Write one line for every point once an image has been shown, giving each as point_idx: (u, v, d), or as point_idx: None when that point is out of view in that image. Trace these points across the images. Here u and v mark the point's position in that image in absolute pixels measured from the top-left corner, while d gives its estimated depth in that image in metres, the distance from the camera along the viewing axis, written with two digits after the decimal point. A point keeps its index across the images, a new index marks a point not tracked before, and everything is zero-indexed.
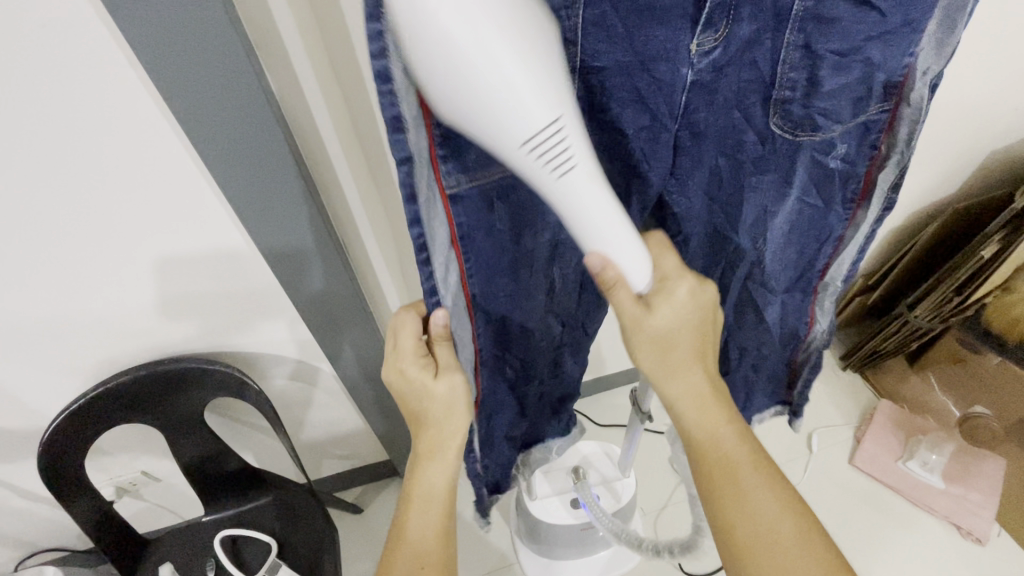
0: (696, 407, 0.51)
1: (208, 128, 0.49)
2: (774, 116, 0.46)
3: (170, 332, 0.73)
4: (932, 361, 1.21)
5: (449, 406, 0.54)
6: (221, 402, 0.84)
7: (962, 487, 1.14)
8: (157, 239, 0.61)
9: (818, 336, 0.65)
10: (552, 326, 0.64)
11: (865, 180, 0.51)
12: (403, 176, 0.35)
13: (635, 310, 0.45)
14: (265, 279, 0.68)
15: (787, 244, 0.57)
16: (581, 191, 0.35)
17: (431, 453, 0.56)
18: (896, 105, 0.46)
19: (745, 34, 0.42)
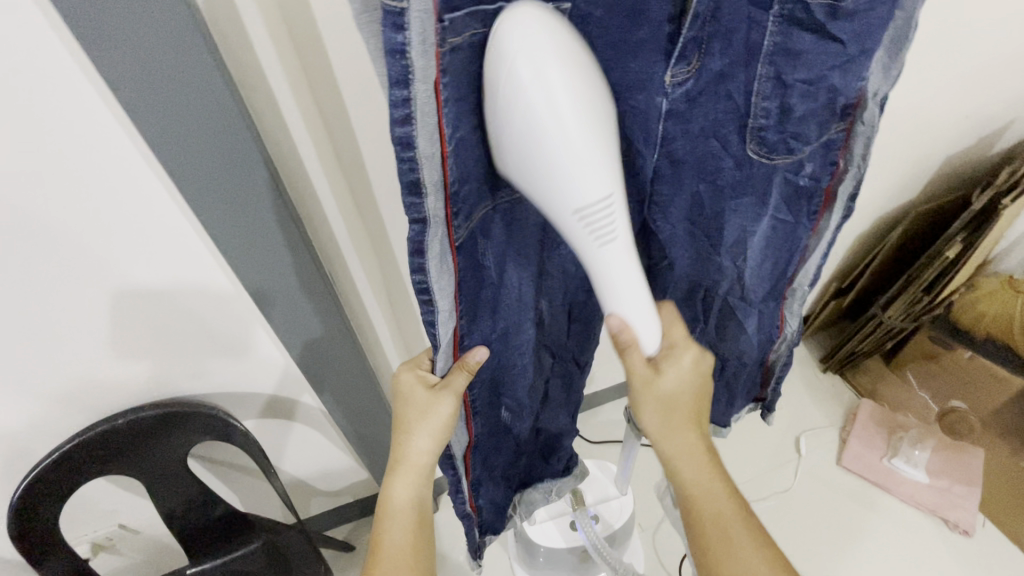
0: (693, 467, 0.56)
1: (187, 165, 0.47)
2: (750, 142, 0.47)
3: (153, 371, 0.70)
4: (907, 361, 1.27)
5: (422, 421, 0.53)
6: (204, 445, 0.81)
7: (946, 480, 1.17)
8: (131, 272, 0.58)
9: (789, 335, 0.67)
10: (539, 359, 0.61)
11: (827, 194, 0.53)
12: (415, 235, 0.36)
13: (648, 369, 0.51)
14: (248, 316, 0.67)
15: (764, 259, 0.58)
16: (618, 264, 0.41)
17: (395, 468, 0.57)
18: (851, 124, 0.48)
19: (717, 66, 0.43)
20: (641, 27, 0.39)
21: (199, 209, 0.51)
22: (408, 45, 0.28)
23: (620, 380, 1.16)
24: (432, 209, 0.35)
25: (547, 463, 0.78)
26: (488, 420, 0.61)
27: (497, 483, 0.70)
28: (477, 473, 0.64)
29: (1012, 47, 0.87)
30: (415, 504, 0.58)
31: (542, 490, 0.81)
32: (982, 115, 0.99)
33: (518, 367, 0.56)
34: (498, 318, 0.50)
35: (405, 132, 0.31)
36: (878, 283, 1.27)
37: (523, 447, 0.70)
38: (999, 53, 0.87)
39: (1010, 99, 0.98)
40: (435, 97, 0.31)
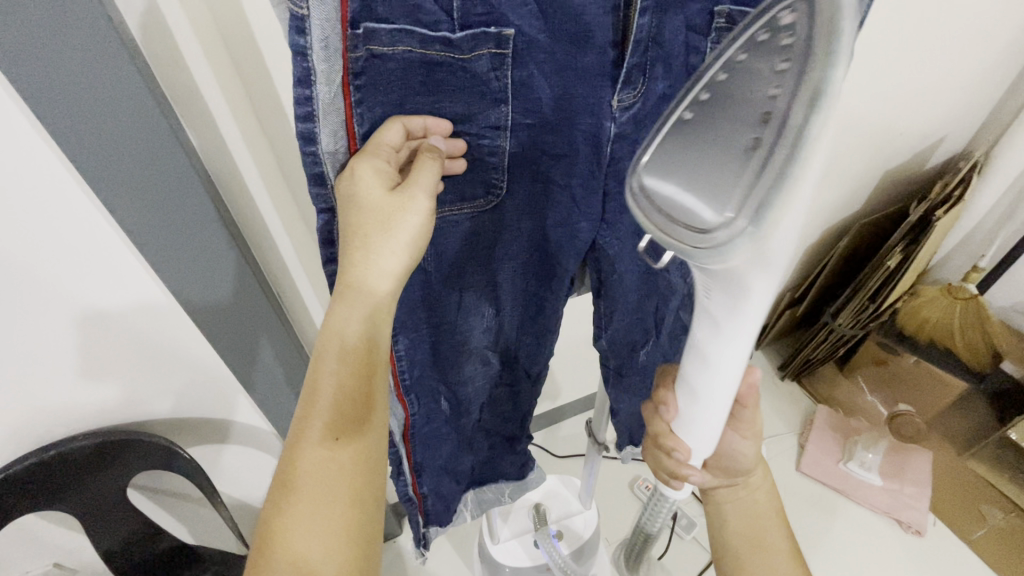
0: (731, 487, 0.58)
1: (115, 183, 0.45)
2: None
3: (87, 409, 0.64)
4: (858, 365, 1.32)
5: (388, 223, 0.38)
6: (147, 474, 0.77)
7: (898, 482, 1.20)
8: (54, 297, 0.52)
9: None
10: (486, 364, 0.57)
11: None
12: (324, 223, 0.38)
13: (433, 175, 0.39)
14: (192, 340, 0.62)
15: None
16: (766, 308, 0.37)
17: (342, 284, 0.39)
18: None
19: (661, 89, 0.41)
20: (587, 52, 0.38)
21: (131, 224, 0.48)
22: (309, 49, 0.30)
23: (580, 394, 1.17)
24: None
25: (502, 465, 0.72)
26: (431, 409, 0.56)
27: (443, 467, 0.63)
28: (419, 460, 0.59)
29: (936, 70, 0.93)
30: (364, 343, 0.40)
31: (495, 488, 0.75)
32: (913, 134, 1.05)
33: (468, 367, 0.56)
34: (436, 313, 0.49)
35: (308, 127, 0.33)
36: (828, 292, 1.33)
37: (472, 434, 0.65)
38: (928, 76, 0.92)
39: (939, 118, 1.04)
40: (343, 98, 0.33)
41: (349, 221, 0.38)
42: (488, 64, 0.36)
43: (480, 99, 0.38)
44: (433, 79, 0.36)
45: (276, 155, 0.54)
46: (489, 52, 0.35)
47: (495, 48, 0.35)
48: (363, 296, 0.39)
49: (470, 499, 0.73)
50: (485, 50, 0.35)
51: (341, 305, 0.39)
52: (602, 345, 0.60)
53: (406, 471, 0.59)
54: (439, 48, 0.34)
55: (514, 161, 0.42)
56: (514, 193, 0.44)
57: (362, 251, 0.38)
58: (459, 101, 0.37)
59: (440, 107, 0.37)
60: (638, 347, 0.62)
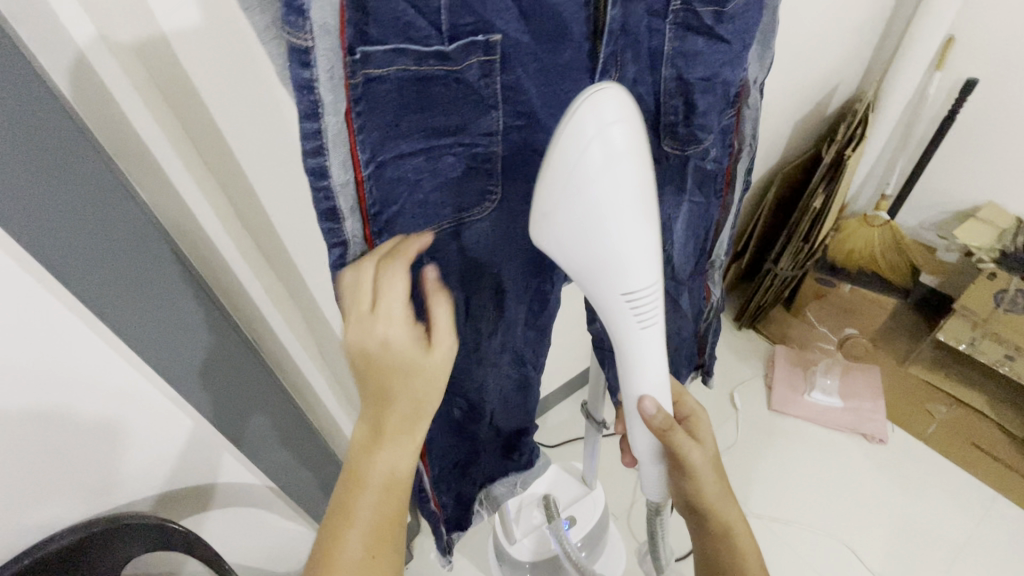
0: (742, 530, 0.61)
1: (76, 258, 0.42)
2: (665, 139, 0.48)
3: (59, 508, 0.58)
4: (805, 303, 1.42)
5: (418, 371, 0.39)
6: (137, 561, 0.71)
7: (857, 400, 1.32)
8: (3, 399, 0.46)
9: (716, 304, 0.71)
10: (496, 367, 0.58)
11: (729, 173, 0.55)
12: (337, 258, 0.36)
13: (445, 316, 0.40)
14: (167, 414, 0.59)
15: (687, 243, 0.59)
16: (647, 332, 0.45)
17: (382, 429, 0.39)
18: (740, 109, 0.50)
19: (631, 74, 0.44)
20: (565, 48, 0.39)
21: (91, 298, 0.45)
22: (315, 81, 0.29)
23: (561, 381, 1.19)
24: (351, 231, 0.36)
25: (511, 461, 0.72)
26: (442, 420, 0.57)
27: (457, 475, 0.65)
28: (436, 473, 0.61)
29: (825, 25, 1.03)
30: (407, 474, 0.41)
31: (508, 481, 0.77)
32: (813, 86, 1.15)
33: (476, 376, 0.56)
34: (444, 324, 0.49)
35: (318, 162, 0.32)
36: (765, 240, 1.42)
37: (484, 439, 0.65)
38: (819, 32, 1.02)
39: (830, 67, 1.15)
40: (347, 127, 0.32)
41: (381, 369, 0.38)
42: (479, 72, 0.37)
43: (473, 107, 0.38)
44: (427, 93, 0.35)
45: (231, 199, 0.52)
46: (478, 60, 0.36)
47: (484, 56, 0.36)
48: (405, 440, 0.40)
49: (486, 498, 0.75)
50: (474, 59, 0.36)
51: (383, 445, 0.39)
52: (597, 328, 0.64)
53: (427, 489, 0.60)
54: (433, 63, 0.34)
55: (507, 163, 0.42)
56: (508, 197, 0.44)
57: (403, 394, 0.39)
58: (453, 112, 0.37)
59: (433, 120, 0.37)
60: None
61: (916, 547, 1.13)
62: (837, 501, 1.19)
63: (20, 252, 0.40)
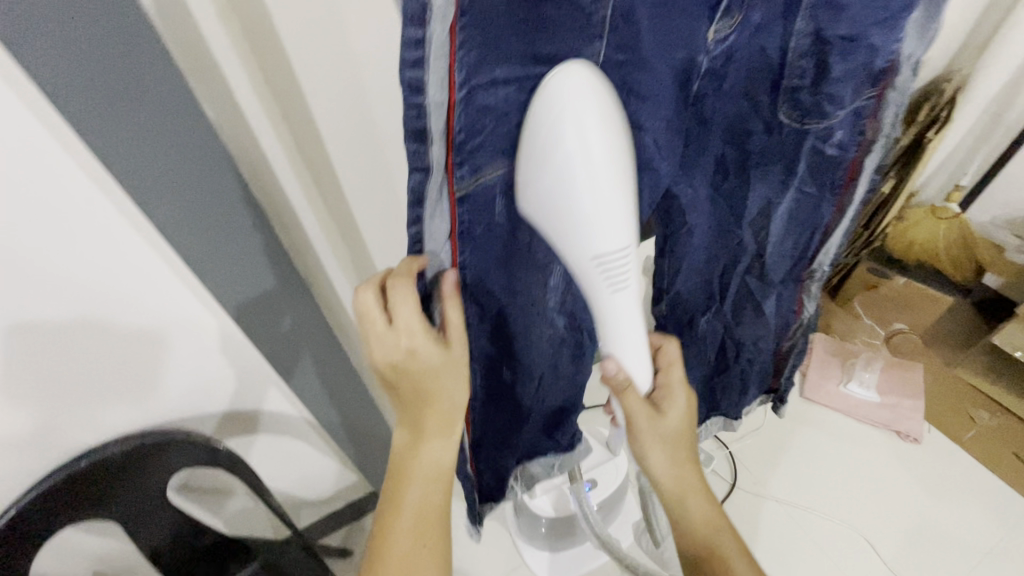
0: (698, 511, 0.60)
1: (146, 173, 0.42)
2: (782, 104, 0.42)
3: (116, 415, 0.61)
4: (852, 293, 1.36)
5: (446, 372, 0.47)
6: (187, 474, 0.75)
7: (895, 396, 1.27)
8: (54, 300, 0.47)
9: (807, 320, 0.62)
10: (552, 328, 0.56)
11: (853, 166, 0.45)
12: (416, 184, 0.33)
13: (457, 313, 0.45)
14: (218, 342, 0.60)
15: (786, 236, 0.52)
16: (625, 309, 0.42)
17: (426, 432, 0.50)
18: (883, 92, 0.40)
19: (757, 19, 0.37)
20: None
21: (159, 216, 0.45)
22: None
23: None
24: (436, 158, 0.32)
25: (552, 439, 0.72)
26: (490, 374, 0.57)
27: (499, 438, 0.65)
28: (478, 431, 0.61)
29: None
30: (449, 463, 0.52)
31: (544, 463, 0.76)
32: None
33: (530, 339, 0.54)
34: (502, 273, 0.46)
35: (414, 76, 0.28)
36: None
37: (530, 406, 0.64)
38: None
39: None
40: (449, 40, 0.28)
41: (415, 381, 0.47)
42: None
43: (580, 35, 0.32)
44: (537, 14, 0.30)
45: (290, 124, 0.51)
46: None
47: None
48: (445, 437, 0.50)
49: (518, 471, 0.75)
50: None
51: (426, 443, 0.50)
52: (662, 308, 0.60)
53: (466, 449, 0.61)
54: None
55: None
56: None
57: (440, 394, 0.48)
58: (557, 37, 0.32)
59: (535, 45, 0.31)
60: (697, 315, 0.61)
61: (936, 546, 1.12)
62: (859, 492, 1.18)
63: (68, 138, 0.38)
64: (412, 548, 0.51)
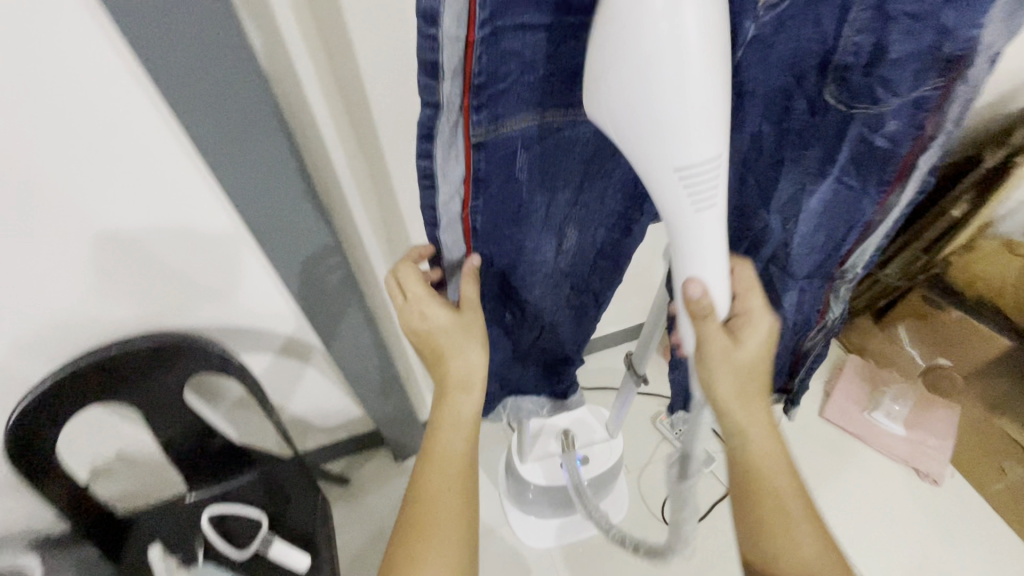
0: (771, 469, 0.51)
1: (190, 99, 0.42)
2: (829, 84, 0.37)
3: (152, 308, 0.68)
4: (899, 317, 1.26)
5: (458, 339, 0.50)
6: (202, 377, 0.80)
7: (923, 433, 1.21)
8: (110, 198, 0.53)
9: (830, 326, 0.54)
10: (559, 288, 0.55)
11: (904, 164, 0.38)
12: (426, 119, 0.32)
13: (473, 289, 0.47)
14: (249, 258, 0.65)
15: (818, 230, 0.46)
16: (709, 230, 0.36)
17: (448, 385, 0.53)
18: (953, 81, 0.33)
19: None
20: None
21: (199, 140, 0.45)
22: None
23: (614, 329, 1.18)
24: (448, 95, 0.31)
25: (550, 385, 0.72)
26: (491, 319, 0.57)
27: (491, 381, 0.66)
28: None
29: None
30: (475, 415, 0.54)
31: (536, 401, 0.75)
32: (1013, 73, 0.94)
33: (533, 293, 0.54)
34: (515, 228, 0.45)
35: (432, 5, 0.27)
36: None
37: (526, 353, 0.64)
38: None
39: None
40: None
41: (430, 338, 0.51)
42: None
43: None
44: None
45: (328, 54, 0.51)
46: None
47: None
48: (470, 389, 0.53)
49: (510, 403, 0.73)
50: None
51: (450, 395, 0.53)
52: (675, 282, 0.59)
53: None
54: None
55: None
56: None
57: (457, 353, 0.51)
58: None
59: None
60: None
61: None
62: (862, 525, 1.14)
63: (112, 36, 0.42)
64: (445, 495, 0.52)
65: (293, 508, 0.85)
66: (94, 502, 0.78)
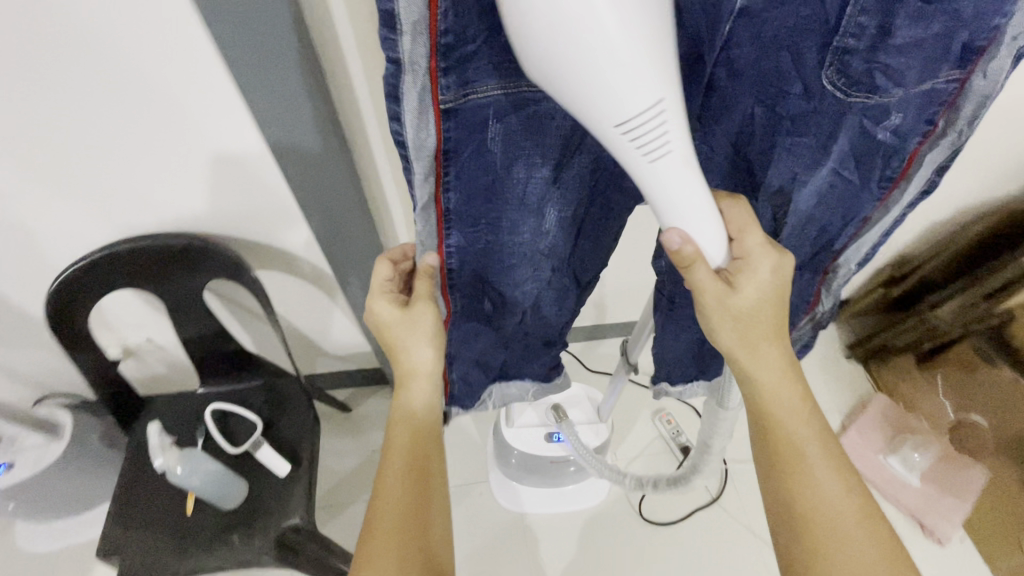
0: (789, 412, 0.48)
1: (224, 20, 0.49)
2: (830, 67, 0.36)
3: (186, 208, 0.74)
4: (942, 363, 1.20)
5: (410, 328, 0.53)
6: (222, 282, 0.85)
7: (939, 489, 1.12)
8: (176, 122, 0.63)
9: (820, 313, 0.59)
10: (537, 271, 0.55)
11: (912, 157, 0.42)
12: (389, 75, 0.32)
13: (426, 283, 0.50)
14: (283, 191, 0.73)
15: (810, 221, 0.48)
16: (672, 174, 0.35)
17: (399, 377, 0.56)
18: (969, 74, 0.36)
19: None
20: None
21: (230, 56, 0.52)
22: None
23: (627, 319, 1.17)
24: (409, 52, 0.32)
25: (532, 366, 0.72)
26: (472, 305, 0.57)
27: (474, 363, 0.67)
28: (451, 350, 0.63)
29: None
30: (428, 407, 0.56)
31: (520, 386, 0.75)
32: None
33: (514, 275, 0.53)
34: (490, 206, 0.45)
35: None
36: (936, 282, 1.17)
37: (509, 335, 0.64)
38: None
39: None
40: None
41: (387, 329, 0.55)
42: None
43: None
44: None
45: None
46: None
47: None
48: (420, 380, 0.56)
49: (494, 392, 0.74)
50: None
51: (403, 390, 0.56)
52: (660, 266, 0.58)
53: None
54: None
55: None
56: None
57: (405, 343, 0.54)
58: None
59: None
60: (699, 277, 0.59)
61: None
62: None
63: None
64: (408, 497, 0.51)
65: (281, 422, 0.89)
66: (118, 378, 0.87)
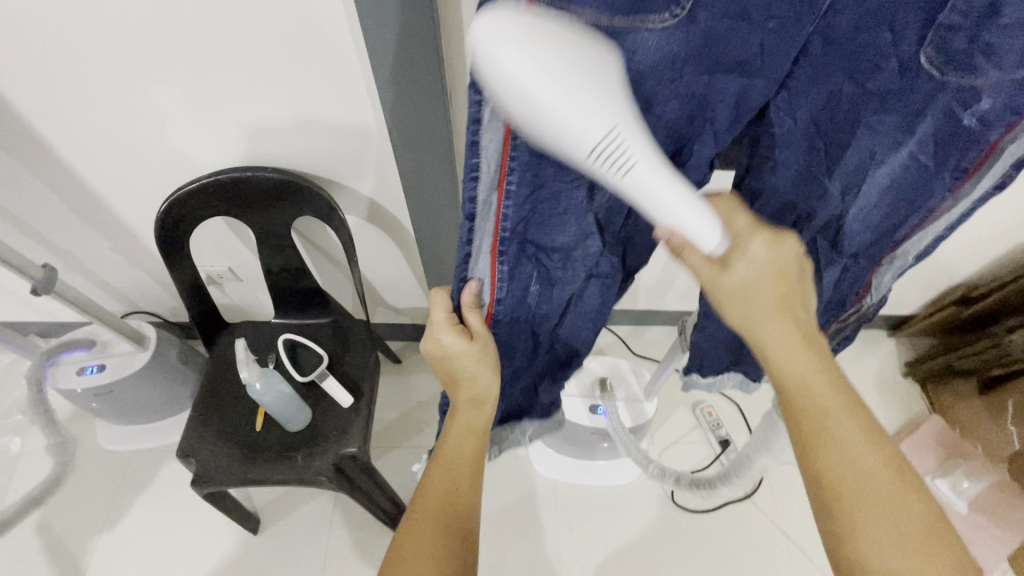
0: (802, 383, 0.45)
1: None
2: (928, 44, 0.39)
3: (284, 148, 0.80)
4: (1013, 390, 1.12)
5: (480, 358, 0.60)
6: (307, 222, 0.91)
7: (986, 520, 1.08)
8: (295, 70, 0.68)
9: (865, 307, 0.61)
10: (589, 243, 0.54)
11: (991, 148, 0.43)
12: None
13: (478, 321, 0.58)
14: (379, 144, 0.78)
15: (877, 205, 0.51)
16: (654, 184, 0.36)
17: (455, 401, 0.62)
18: None
19: None
20: None
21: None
22: None
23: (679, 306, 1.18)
24: None
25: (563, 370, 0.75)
26: (522, 280, 0.56)
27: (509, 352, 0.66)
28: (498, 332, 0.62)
29: None
30: (478, 427, 0.62)
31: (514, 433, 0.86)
32: None
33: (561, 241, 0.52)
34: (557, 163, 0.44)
35: None
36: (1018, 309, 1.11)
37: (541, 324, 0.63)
38: None
39: None
40: None
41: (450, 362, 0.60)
42: None
43: None
44: None
45: None
46: None
47: None
48: (469, 406, 0.62)
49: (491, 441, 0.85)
50: None
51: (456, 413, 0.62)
52: None
53: None
54: None
55: None
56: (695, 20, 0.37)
57: (469, 374, 0.61)
58: None
59: None
60: None
61: None
62: None
63: None
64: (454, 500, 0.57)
65: (348, 360, 0.94)
66: (205, 300, 0.94)
